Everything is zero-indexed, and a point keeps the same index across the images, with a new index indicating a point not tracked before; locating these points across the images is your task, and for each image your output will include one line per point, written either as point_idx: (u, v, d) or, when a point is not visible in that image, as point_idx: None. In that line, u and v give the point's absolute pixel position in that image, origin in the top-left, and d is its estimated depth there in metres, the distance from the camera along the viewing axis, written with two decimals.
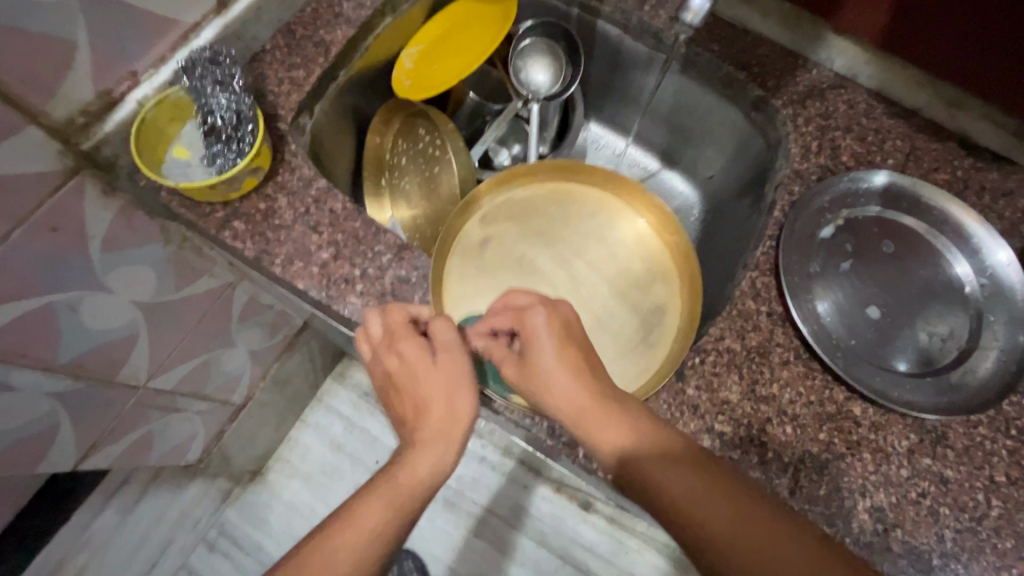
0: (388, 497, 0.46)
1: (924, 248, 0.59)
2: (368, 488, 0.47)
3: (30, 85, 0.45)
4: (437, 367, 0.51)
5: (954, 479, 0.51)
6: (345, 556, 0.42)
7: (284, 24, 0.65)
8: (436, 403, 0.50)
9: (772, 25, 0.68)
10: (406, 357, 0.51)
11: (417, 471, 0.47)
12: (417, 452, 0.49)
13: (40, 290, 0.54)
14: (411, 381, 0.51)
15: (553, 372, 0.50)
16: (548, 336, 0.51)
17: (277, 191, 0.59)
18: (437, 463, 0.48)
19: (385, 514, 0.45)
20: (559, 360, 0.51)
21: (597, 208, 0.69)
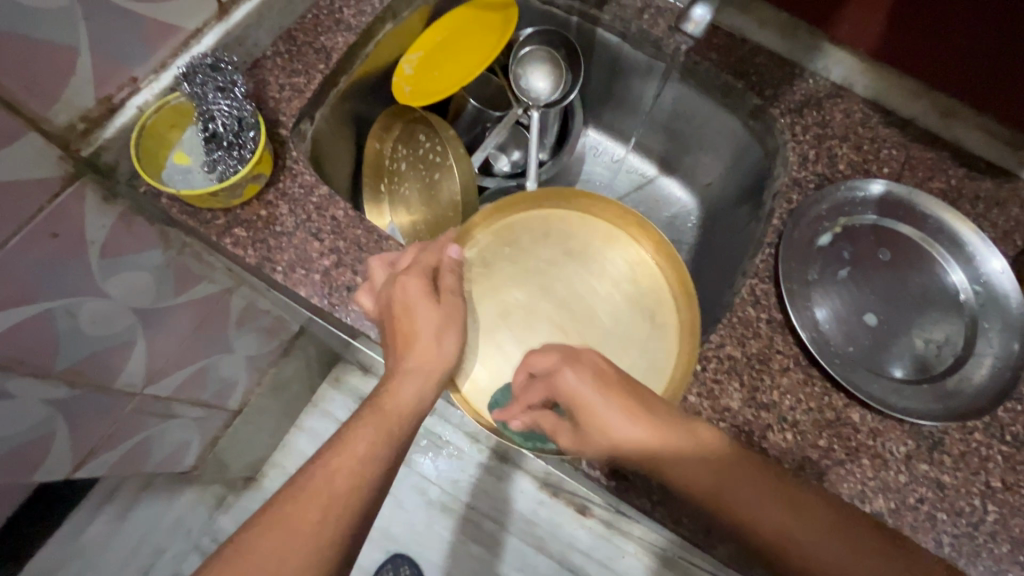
0: (377, 422, 0.48)
1: (920, 257, 0.60)
2: (355, 419, 0.49)
3: (31, 92, 0.44)
4: (437, 307, 0.52)
5: (950, 485, 0.52)
6: (343, 478, 0.44)
7: (285, 31, 0.65)
8: (428, 343, 0.51)
9: (770, 35, 0.69)
10: (407, 292, 0.51)
11: (403, 400, 0.49)
12: (404, 380, 0.50)
13: (38, 297, 0.53)
14: (407, 317, 0.51)
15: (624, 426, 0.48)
16: (587, 386, 0.49)
17: (279, 198, 0.59)
18: (423, 390, 0.50)
19: (376, 438, 0.47)
20: (615, 411, 0.48)
21: (583, 235, 0.63)
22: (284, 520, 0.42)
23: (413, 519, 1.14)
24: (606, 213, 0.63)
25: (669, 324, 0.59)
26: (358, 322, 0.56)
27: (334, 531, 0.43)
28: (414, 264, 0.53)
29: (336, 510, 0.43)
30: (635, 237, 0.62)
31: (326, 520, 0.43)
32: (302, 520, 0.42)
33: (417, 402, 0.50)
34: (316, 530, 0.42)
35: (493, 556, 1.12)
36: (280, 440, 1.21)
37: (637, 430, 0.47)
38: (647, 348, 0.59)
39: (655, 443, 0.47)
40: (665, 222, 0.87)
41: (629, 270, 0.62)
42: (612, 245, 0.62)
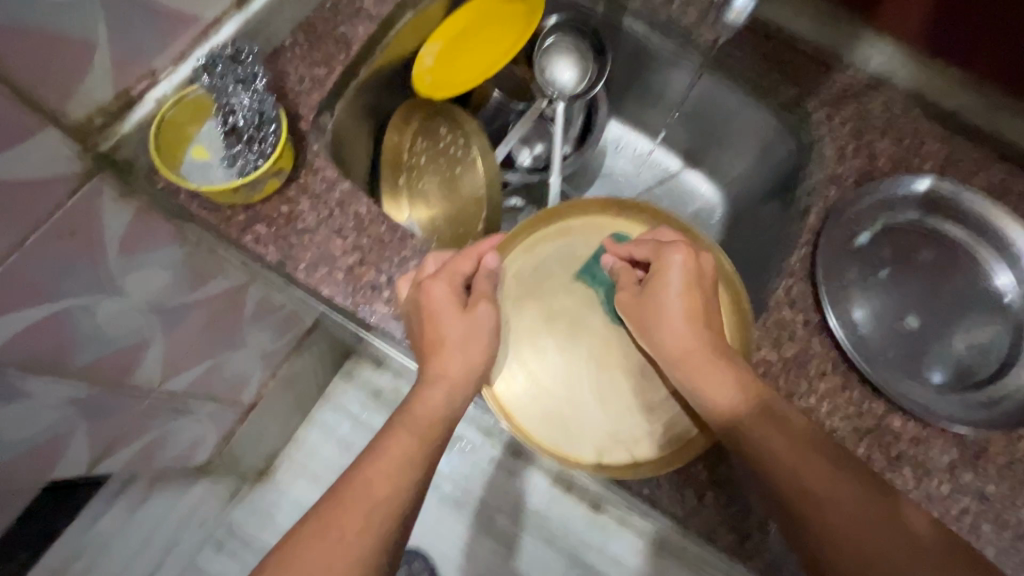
0: (410, 428, 0.48)
1: (964, 257, 0.58)
2: (388, 425, 0.49)
3: (48, 86, 0.43)
4: (462, 316, 0.50)
5: (996, 495, 0.50)
6: (379, 485, 0.45)
7: (304, 20, 0.63)
8: (453, 351, 0.49)
9: (806, 23, 0.66)
10: (432, 299, 0.50)
11: (432, 404, 0.49)
12: (430, 384, 0.49)
13: (55, 295, 0.52)
14: (432, 324, 0.50)
15: (677, 343, 0.50)
16: (679, 281, 0.51)
17: (300, 194, 0.57)
18: (452, 395, 0.49)
19: (412, 445, 0.47)
20: (685, 328, 0.50)
21: (633, 250, 0.57)
22: (328, 527, 0.43)
23: (426, 513, 1.13)
24: (666, 229, 0.57)
25: None
26: (382, 322, 0.54)
27: (377, 537, 0.43)
28: (442, 268, 0.51)
29: (377, 514, 0.44)
30: (693, 256, 0.56)
31: (368, 525, 0.43)
32: (346, 527, 0.43)
33: (448, 404, 0.49)
34: (359, 537, 0.42)
35: (506, 552, 1.11)
36: (293, 433, 1.21)
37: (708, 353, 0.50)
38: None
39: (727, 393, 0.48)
40: (689, 218, 0.84)
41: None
42: None
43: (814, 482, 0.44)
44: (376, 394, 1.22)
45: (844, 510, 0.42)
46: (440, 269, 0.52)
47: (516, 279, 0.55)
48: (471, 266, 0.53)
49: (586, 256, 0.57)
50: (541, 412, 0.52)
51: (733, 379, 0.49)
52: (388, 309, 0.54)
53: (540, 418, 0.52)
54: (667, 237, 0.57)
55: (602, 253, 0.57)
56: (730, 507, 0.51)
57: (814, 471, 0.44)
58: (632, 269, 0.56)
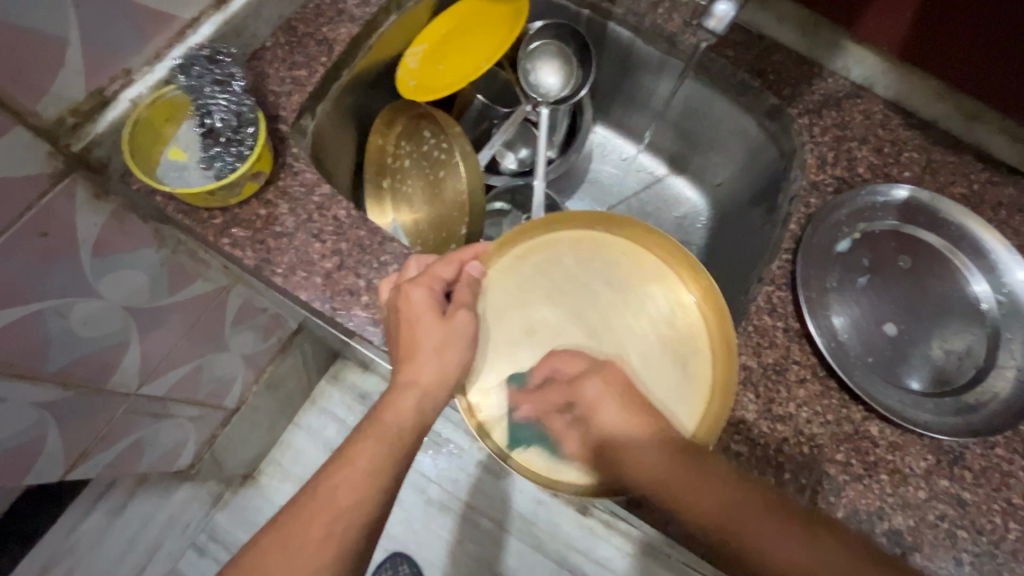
0: (378, 435, 0.47)
1: (942, 265, 0.58)
2: (357, 431, 0.48)
3: (19, 86, 0.42)
4: (440, 323, 0.49)
5: (971, 502, 0.50)
6: (344, 494, 0.44)
7: (285, 21, 0.62)
8: (428, 358, 0.48)
9: (788, 32, 0.66)
10: (412, 304, 0.49)
11: (402, 409, 0.48)
12: (403, 391, 0.48)
13: (27, 298, 0.51)
14: (409, 330, 0.49)
15: (620, 422, 0.49)
16: (601, 387, 0.51)
17: (280, 196, 0.56)
18: (423, 401, 0.48)
19: (378, 452, 0.46)
20: (618, 418, 0.50)
21: (620, 270, 0.56)
22: (294, 537, 0.42)
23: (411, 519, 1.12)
24: (656, 247, 0.56)
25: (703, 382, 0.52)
26: (361, 327, 0.54)
27: (337, 546, 0.43)
28: (423, 274, 0.50)
29: (340, 524, 0.43)
30: (682, 278, 0.55)
31: (330, 534, 0.43)
32: (308, 536, 0.43)
33: (418, 413, 0.48)
34: (321, 545, 0.42)
35: (492, 557, 1.10)
36: (277, 437, 1.20)
37: (633, 421, 0.49)
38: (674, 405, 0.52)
39: (652, 450, 0.48)
40: (674, 223, 0.85)
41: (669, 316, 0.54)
42: (654, 284, 0.55)
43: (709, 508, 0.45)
44: (362, 397, 1.22)
45: (785, 561, 0.43)
46: (421, 274, 0.51)
47: (499, 288, 0.55)
48: (452, 271, 0.52)
49: (571, 273, 0.56)
50: (516, 426, 0.51)
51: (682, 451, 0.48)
52: (366, 314, 0.54)
53: (512, 432, 0.51)
54: (656, 255, 0.56)
55: (585, 270, 0.56)
56: None
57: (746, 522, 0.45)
58: (615, 287, 0.56)
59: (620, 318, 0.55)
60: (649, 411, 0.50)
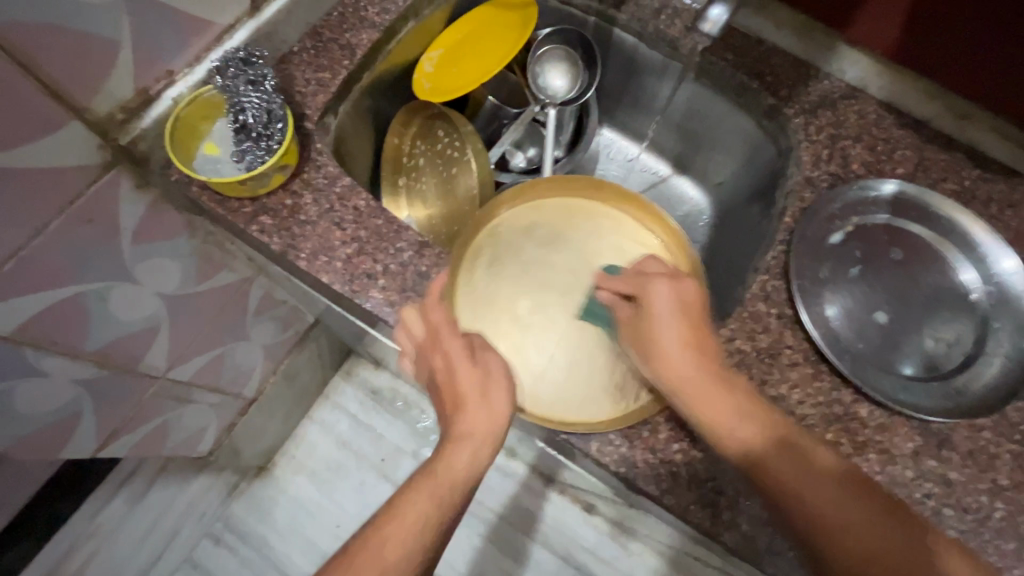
0: (429, 490, 0.50)
1: (932, 256, 0.61)
2: (409, 486, 0.50)
3: (75, 83, 0.47)
4: (474, 367, 0.54)
5: (958, 481, 0.52)
6: (391, 548, 0.46)
7: (312, 28, 0.67)
8: (475, 405, 0.53)
9: (787, 35, 0.69)
10: (447, 357, 0.55)
11: (457, 463, 0.51)
12: (458, 445, 0.52)
13: (72, 279, 0.56)
14: (450, 383, 0.54)
15: (664, 330, 0.54)
16: (668, 311, 0.55)
17: (304, 188, 0.61)
18: (477, 451, 0.52)
19: (429, 507, 0.49)
20: (685, 349, 0.53)
21: (581, 213, 0.65)
22: None
23: None
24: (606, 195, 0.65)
25: None
26: (377, 309, 0.57)
27: None
28: (441, 325, 0.55)
29: None
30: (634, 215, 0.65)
31: None
32: None
33: (472, 464, 0.52)
34: None
35: (499, 550, 1.12)
36: (293, 429, 1.24)
37: (686, 353, 0.53)
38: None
39: (686, 371, 0.52)
40: (677, 221, 0.88)
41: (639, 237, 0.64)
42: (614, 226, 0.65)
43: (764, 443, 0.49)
44: (374, 393, 1.26)
45: (811, 499, 0.46)
46: (433, 327, 0.55)
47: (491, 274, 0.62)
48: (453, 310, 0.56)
49: (546, 235, 0.64)
50: (541, 397, 0.57)
51: (733, 398, 0.50)
52: (382, 297, 0.58)
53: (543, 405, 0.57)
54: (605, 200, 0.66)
55: (558, 229, 0.65)
56: (701, 487, 0.53)
57: (777, 459, 0.48)
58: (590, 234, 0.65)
59: (595, 251, 0.64)
60: (706, 333, 0.54)
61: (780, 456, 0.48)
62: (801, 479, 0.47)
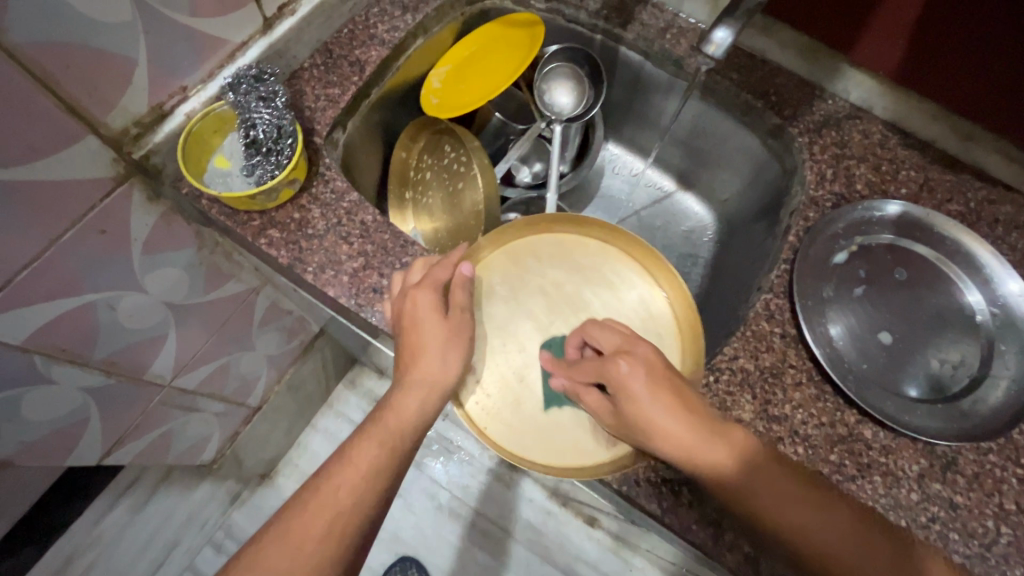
0: (377, 436, 0.51)
1: (938, 277, 0.61)
2: (359, 432, 0.52)
3: (94, 99, 0.48)
4: (442, 321, 0.54)
5: (963, 505, 0.52)
6: (344, 493, 0.48)
7: (323, 44, 0.68)
8: (432, 356, 0.53)
9: (790, 56, 0.70)
10: (417, 307, 0.52)
11: (404, 413, 0.52)
12: (408, 391, 0.52)
13: (82, 289, 0.57)
14: (413, 331, 0.53)
15: (645, 406, 0.48)
16: (641, 383, 0.49)
17: (312, 202, 0.61)
18: (426, 403, 0.52)
19: (380, 454, 0.50)
20: (672, 420, 0.47)
21: (544, 245, 0.63)
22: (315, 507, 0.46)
23: (422, 522, 1.14)
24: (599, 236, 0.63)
25: (667, 337, 0.59)
26: (382, 322, 0.58)
27: (338, 542, 0.46)
28: (427, 278, 0.54)
29: (340, 523, 0.47)
30: (628, 252, 0.63)
31: (330, 531, 0.46)
32: (308, 535, 0.46)
33: (420, 414, 0.52)
34: (319, 543, 0.46)
35: (499, 565, 1.11)
36: (295, 439, 1.24)
37: (675, 419, 0.48)
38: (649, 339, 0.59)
39: (685, 442, 0.47)
40: (681, 237, 0.88)
41: (602, 255, 0.63)
42: (608, 266, 0.63)
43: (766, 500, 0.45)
44: (377, 402, 1.26)
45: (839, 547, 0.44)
46: (424, 278, 0.54)
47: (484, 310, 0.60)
48: (449, 273, 0.55)
49: (519, 276, 0.62)
50: (529, 439, 0.56)
51: (734, 459, 0.46)
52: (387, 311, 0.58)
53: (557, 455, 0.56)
54: (599, 240, 0.63)
55: (547, 263, 0.62)
56: (704, 507, 0.53)
57: (795, 517, 0.45)
58: (584, 276, 0.62)
59: (591, 289, 0.62)
60: (678, 390, 0.49)
61: (786, 512, 0.45)
62: (812, 530, 0.45)
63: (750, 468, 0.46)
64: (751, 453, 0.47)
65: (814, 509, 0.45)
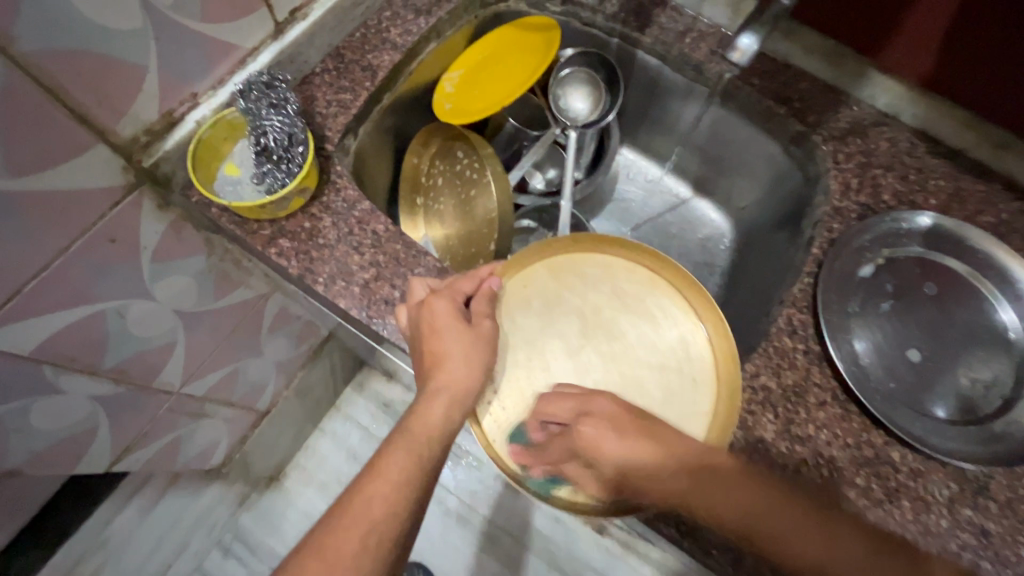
0: (408, 446, 0.49)
1: (970, 293, 0.58)
2: (386, 444, 0.49)
3: (104, 107, 0.47)
4: (465, 329, 0.53)
5: (996, 533, 0.50)
6: (378, 505, 0.45)
7: (335, 49, 0.67)
8: (456, 364, 0.51)
9: (814, 61, 0.68)
10: (434, 315, 0.51)
11: (430, 422, 0.50)
12: (433, 400, 0.50)
13: (91, 299, 0.56)
14: (434, 340, 0.52)
15: (621, 461, 0.48)
16: (610, 439, 0.48)
17: (323, 211, 0.60)
18: (451, 410, 0.51)
19: (410, 463, 0.48)
20: (646, 463, 0.47)
21: (582, 268, 0.61)
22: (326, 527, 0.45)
23: (430, 528, 1.13)
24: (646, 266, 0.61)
25: (704, 371, 0.56)
26: (393, 335, 0.57)
27: (373, 556, 0.44)
28: (446, 287, 0.54)
29: (375, 535, 0.44)
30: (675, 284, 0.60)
31: (366, 546, 0.44)
32: (343, 551, 0.43)
33: (446, 421, 0.50)
34: (356, 559, 0.43)
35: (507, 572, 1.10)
36: (303, 442, 1.24)
37: (648, 462, 0.47)
38: (684, 375, 0.56)
39: (667, 484, 0.46)
40: (698, 244, 0.86)
41: (648, 286, 0.60)
42: (653, 297, 0.60)
43: (773, 539, 0.44)
44: (386, 405, 1.25)
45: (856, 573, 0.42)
46: (444, 288, 0.54)
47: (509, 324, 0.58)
48: (472, 286, 0.56)
49: (553, 294, 0.60)
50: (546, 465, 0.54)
51: (720, 500, 0.45)
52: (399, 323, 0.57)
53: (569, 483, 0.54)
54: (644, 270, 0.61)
55: (579, 286, 0.60)
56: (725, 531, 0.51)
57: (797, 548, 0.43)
58: (625, 306, 0.60)
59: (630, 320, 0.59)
60: (642, 428, 0.49)
61: (790, 546, 0.43)
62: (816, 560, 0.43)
63: (738, 509, 0.44)
64: (734, 488, 0.45)
65: (815, 542, 0.43)
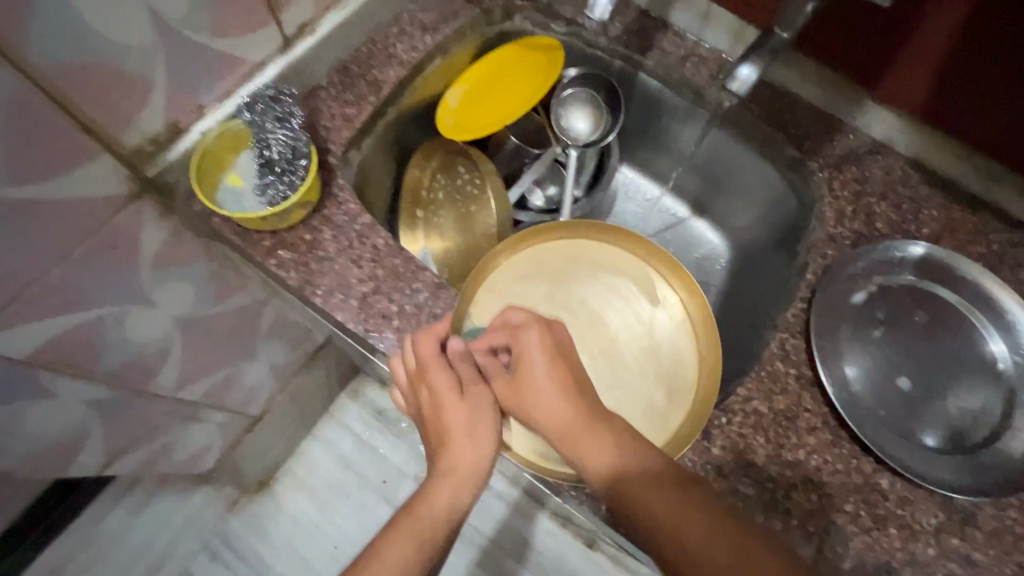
0: (411, 530, 0.46)
1: (960, 323, 0.59)
2: (387, 527, 0.46)
3: (108, 118, 0.48)
4: (462, 401, 0.52)
5: (981, 563, 0.50)
6: None
7: (341, 63, 0.68)
8: (461, 442, 0.50)
9: (811, 88, 0.69)
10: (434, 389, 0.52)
11: (439, 502, 0.48)
12: (438, 481, 0.49)
13: (91, 305, 0.56)
14: (438, 417, 0.52)
15: (543, 380, 0.51)
16: (542, 357, 0.52)
17: (324, 224, 0.61)
18: (458, 491, 0.48)
19: (408, 548, 0.44)
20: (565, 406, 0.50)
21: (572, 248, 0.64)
22: None
23: None
24: (645, 255, 0.63)
25: (686, 344, 0.61)
26: (391, 348, 0.57)
27: None
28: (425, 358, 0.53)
29: None
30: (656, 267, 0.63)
31: None
32: None
33: (453, 501, 0.48)
34: None
35: None
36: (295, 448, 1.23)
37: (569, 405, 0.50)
38: (665, 354, 0.61)
39: (609, 449, 0.48)
40: (694, 263, 0.87)
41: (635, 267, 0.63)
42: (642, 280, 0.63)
43: None
44: (380, 414, 1.25)
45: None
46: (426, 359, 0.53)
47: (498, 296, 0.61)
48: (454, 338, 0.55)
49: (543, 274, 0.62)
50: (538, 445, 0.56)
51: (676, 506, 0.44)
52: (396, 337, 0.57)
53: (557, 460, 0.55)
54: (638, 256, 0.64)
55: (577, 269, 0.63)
56: None
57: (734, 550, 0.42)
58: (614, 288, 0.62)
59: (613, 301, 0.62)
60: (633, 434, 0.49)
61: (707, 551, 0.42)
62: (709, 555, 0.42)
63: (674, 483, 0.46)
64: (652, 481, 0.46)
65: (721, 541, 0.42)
